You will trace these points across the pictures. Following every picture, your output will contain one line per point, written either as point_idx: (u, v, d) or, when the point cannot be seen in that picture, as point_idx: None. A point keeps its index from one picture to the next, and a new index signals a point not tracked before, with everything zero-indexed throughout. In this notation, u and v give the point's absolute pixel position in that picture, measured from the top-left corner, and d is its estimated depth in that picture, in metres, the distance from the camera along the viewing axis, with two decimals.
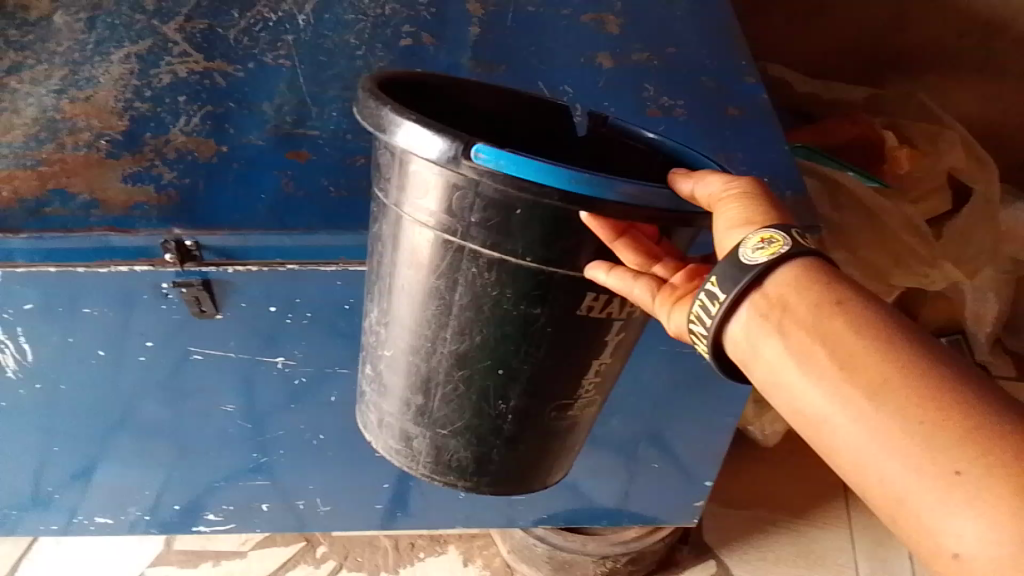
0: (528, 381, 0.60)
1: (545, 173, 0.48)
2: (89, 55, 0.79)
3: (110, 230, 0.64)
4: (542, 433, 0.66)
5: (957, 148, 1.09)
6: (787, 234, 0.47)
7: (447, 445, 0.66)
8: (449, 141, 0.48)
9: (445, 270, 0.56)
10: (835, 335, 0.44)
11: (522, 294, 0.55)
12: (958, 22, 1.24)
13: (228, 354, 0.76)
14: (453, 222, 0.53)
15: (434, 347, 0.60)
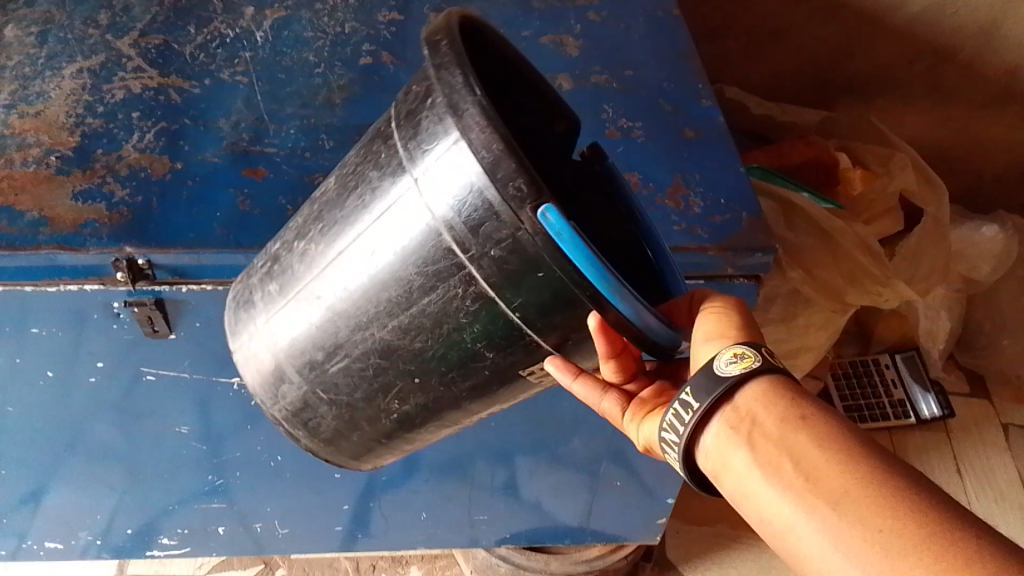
0: (433, 399, 0.57)
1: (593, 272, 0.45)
2: (40, 70, 0.78)
3: (59, 248, 0.63)
4: (402, 432, 0.61)
5: (908, 169, 1.12)
6: (757, 351, 0.52)
7: (316, 406, 0.61)
8: (524, 184, 0.44)
9: (429, 276, 0.50)
10: (801, 448, 0.47)
11: (487, 335, 0.51)
12: (908, 48, 1.27)
13: (182, 374, 0.74)
14: (469, 240, 0.47)
15: (367, 325, 0.54)
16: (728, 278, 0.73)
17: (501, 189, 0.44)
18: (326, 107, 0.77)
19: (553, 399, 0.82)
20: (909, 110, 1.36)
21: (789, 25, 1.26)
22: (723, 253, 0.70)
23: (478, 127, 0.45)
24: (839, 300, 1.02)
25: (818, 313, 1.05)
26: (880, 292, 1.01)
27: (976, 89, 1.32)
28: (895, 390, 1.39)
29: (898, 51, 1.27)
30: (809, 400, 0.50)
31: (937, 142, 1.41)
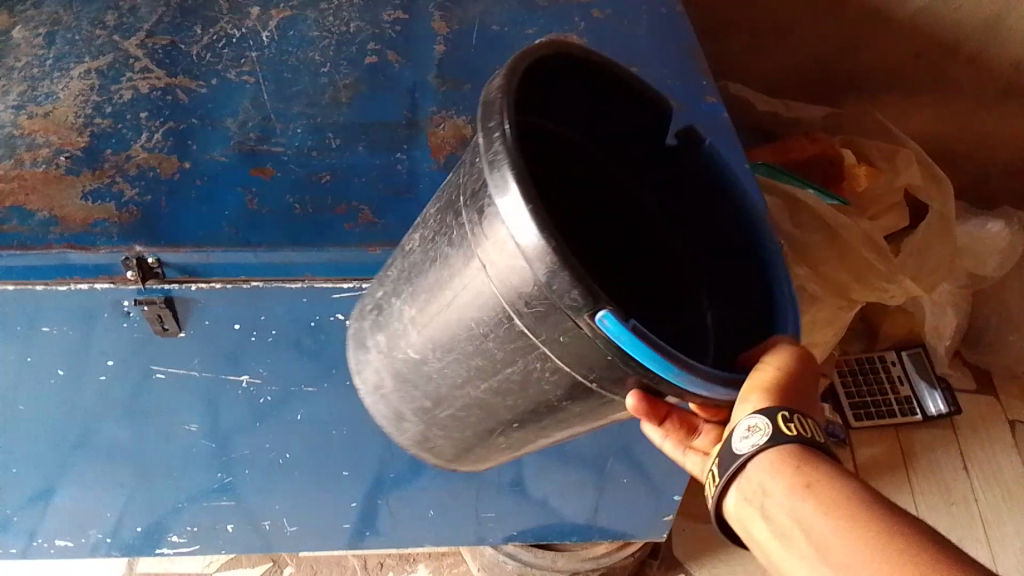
0: (530, 433, 0.60)
1: (656, 364, 0.47)
2: (48, 71, 0.78)
3: (70, 247, 0.63)
4: (498, 451, 0.64)
5: (913, 165, 1.13)
6: (772, 421, 0.51)
7: (436, 430, 0.63)
8: (582, 292, 0.46)
9: (511, 353, 0.53)
10: (808, 521, 0.49)
11: (569, 393, 0.54)
12: (911, 44, 1.27)
13: (192, 372, 0.75)
14: (539, 328, 0.50)
15: (466, 381, 0.57)
16: None
17: (561, 295, 0.46)
18: (333, 106, 0.78)
19: None
20: (913, 106, 1.36)
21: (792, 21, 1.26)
22: None
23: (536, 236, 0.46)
24: (844, 296, 1.03)
25: (825, 310, 1.05)
26: (885, 287, 1.01)
27: (981, 83, 1.32)
28: (902, 387, 1.38)
29: (901, 47, 1.27)
30: (819, 466, 0.51)
31: (942, 137, 1.41)
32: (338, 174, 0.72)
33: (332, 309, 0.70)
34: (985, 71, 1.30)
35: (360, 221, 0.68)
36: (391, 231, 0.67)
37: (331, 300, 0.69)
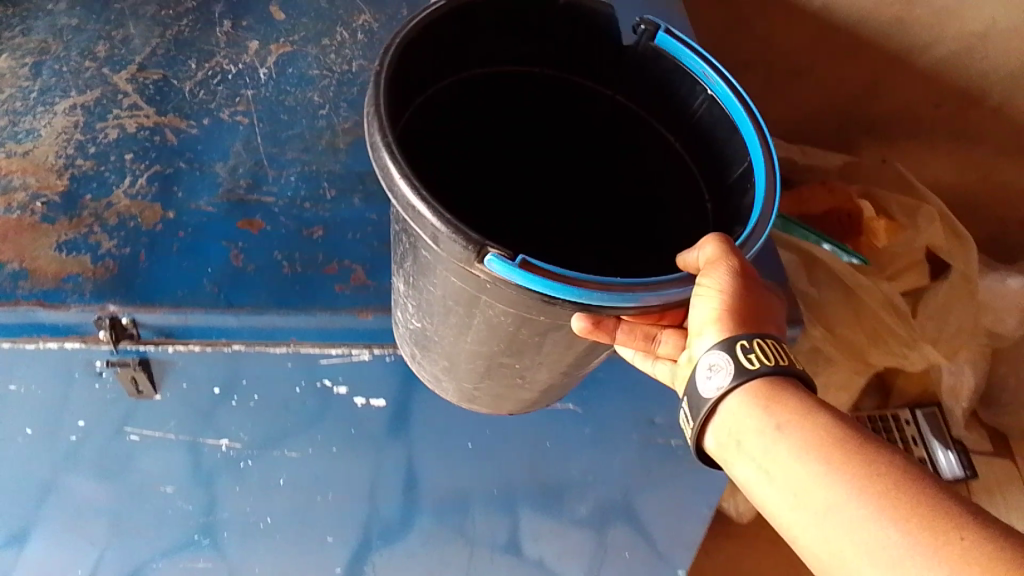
0: (542, 371, 0.56)
1: (557, 290, 0.42)
2: (31, 105, 0.74)
3: (38, 305, 0.59)
4: (540, 391, 0.60)
5: (936, 223, 1.07)
6: (729, 353, 0.46)
7: (470, 391, 0.60)
8: (461, 243, 0.42)
9: (465, 305, 0.49)
10: (782, 465, 0.44)
11: (537, 331, 0.50)
12: (935, 92, 1.20)
13: (168, 436, 0.70)
14: (466, 283, 0.47)
15: (457, 338, 0.54)
16: None
17: (449, 253, 0.43)
18: (330, 153, 0.73)
19: (563, 463, 0.77)
20: (935, 155, 1.30)
21: (814, 63, 1.19)
22: None
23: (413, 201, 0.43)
24: (861, 359, 0.97)
25: (841, 372, 1.01)
26: (905, 353, 0.97)
27: (1009, 137, 1.25)
28: (915, 448, 1.32)
29: (925, 96, 1.21)
30: (791, 400, 0.45)
31: (962, 188, 1.36)
32: (332, 228, 0.67)
33: (319, 374, 0.65)
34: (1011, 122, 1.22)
35: (352, 282, 0.63)
36: (384, 294, 0.63)
37: (318, 365, 0.65)
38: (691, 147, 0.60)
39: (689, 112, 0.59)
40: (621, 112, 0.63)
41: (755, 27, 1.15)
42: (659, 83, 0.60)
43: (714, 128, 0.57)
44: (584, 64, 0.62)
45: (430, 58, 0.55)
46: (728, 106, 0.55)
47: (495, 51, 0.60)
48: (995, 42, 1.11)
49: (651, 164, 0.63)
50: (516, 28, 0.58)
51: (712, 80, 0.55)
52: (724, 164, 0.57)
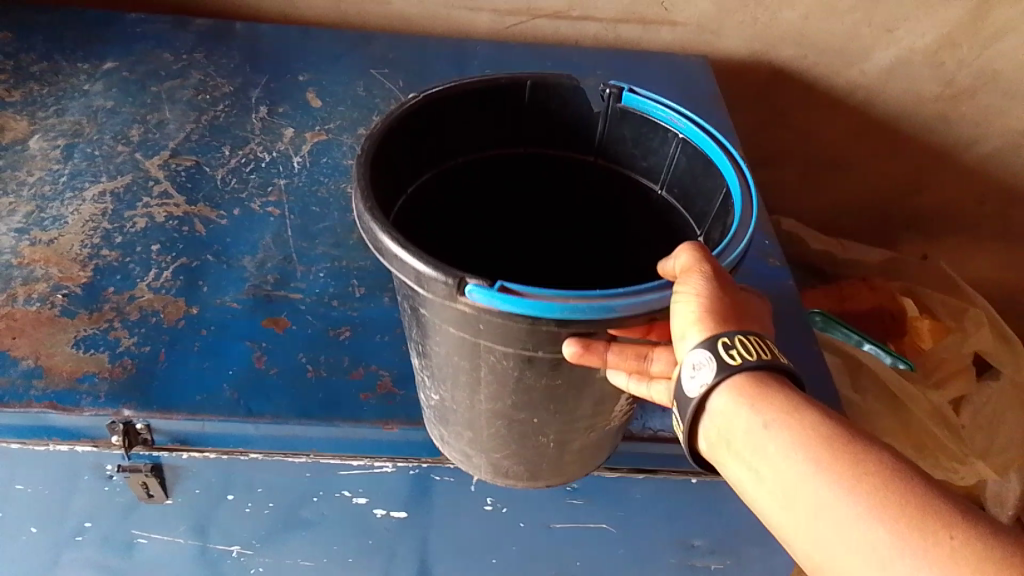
0: (563, 425, 0.51)
1: (536, 310, 0.40)
2: (60, 190, 0.73)
3: (50, 407, 0.56)
4: (575, 455, 0.55)
5: (983, 328, 1.04)
6: (712, 350, 0.41)
7: (500, 462, 0.55)
8: (445, 278, 0.41)
9: (469, 356, 0.47)
10: (769, 465, 0.39)
11: (542, 372, 0.46)
12: (979, 189, 1.18)
13: (177, 539, 0.67)
14: (463, 329, 0.44)
15: (471, 401, 0.50)
16: None
17: (437, 294, 0.42)
18: (361, 248, 0.71)
19: None
20: (978, 253, 1.27)
21: (855, 157, 1.16)
22: None
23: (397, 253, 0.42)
24: None
25: None
26: (957, 468, 0.91)
27: None
28: None
29: (969, 192, 1.19)
30: (778, 395, 0.40)
31: (1006, 285, 1.31)
32: (359, 329, 0.64)
33: (338, 485, 0.62)
34: None
35: (378, 390, 0.60)
36: (410, 405, 0.59)
37: (338, 476, 0.61)
38: (675, 194, 0.56)
39: (666, 161, 0.56)
40: (608, 176, 0.60)
41: (795, 120, 1.13)
42: (634, 148, 0.58)
43: (692, 172, 0.54)
44: (561, 137, 0.60)
45: (412, 142, 0.53)
46: (699, 144, 0.52)
47: (472, 136, 0.58)
48: None
49: (645, 221, 0.59)
50: (491, 110, 0.57)
51: (679, 123, 0.54)
52: (706, 204, 0.53)
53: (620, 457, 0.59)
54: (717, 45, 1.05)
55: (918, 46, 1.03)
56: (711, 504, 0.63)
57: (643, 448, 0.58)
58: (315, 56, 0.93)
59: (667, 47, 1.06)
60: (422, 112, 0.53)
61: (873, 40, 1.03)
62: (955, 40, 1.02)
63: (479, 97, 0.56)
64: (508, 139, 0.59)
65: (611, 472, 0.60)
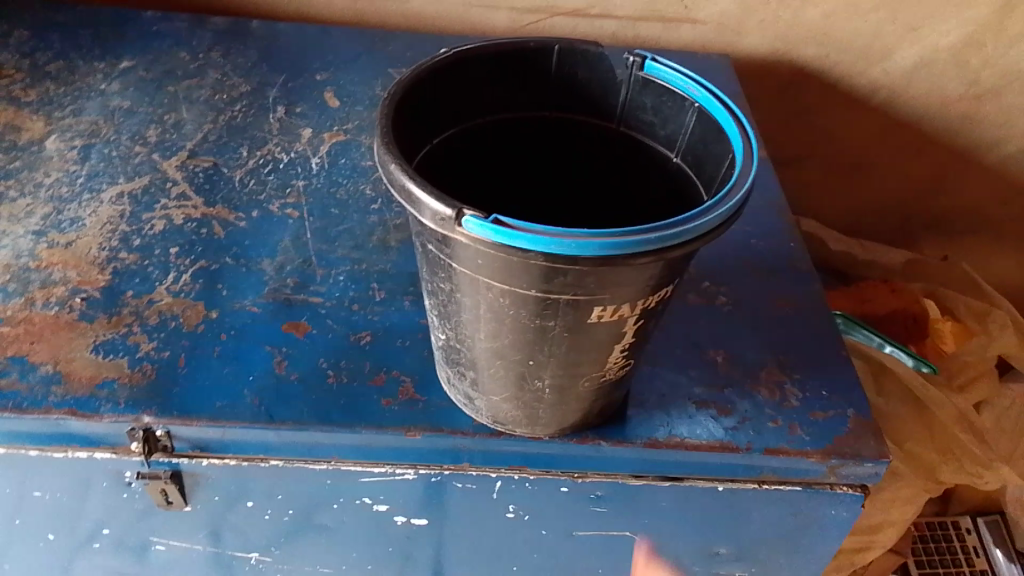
0: (561, 368, 0.51)
1: (526, 243, 0.41)
2: (77, 192, 0.72)
3: (70, 414, 0.55)
4: (579, 405, 0.55)
5: (1008, 330, 1.02)
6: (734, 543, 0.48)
7: (505, 411, 0.55)
8: (442, 205, 0.42)
9: (469, 289, 0.47)
10: None
11: (536, 312, 0.47)
12: (1003, 189, 1.17)
13: (195, 547, 0.66)
14: (460, 259, 0.45)
15: (471, 337, 0.51)
16: (829, 485, 0.60)
17: (434, 223, 0.43)
18: (381, 251, 0.70)
19: None
20: (1000, 254, 1.25)
21: (876, 156, 1.15)
22: (829, 461, 0.57)
23: (403, 184, 0.44)
24: (932, 477, 0.90)
25: (908, 488, 0.91)
26: (982, 474, 0.89)
27: None
28: (977, 559, 1.24)
29: (991, 192, 1.17)
30: None
31: None
32: (380, 334, 0.63)
33: (357, 492, 0.61)
34: None
35: (400, 396, 0.59)
36: (434, 411, 0.58)
37: (358, 483, 0.60)
38: (689, 162, 0.55)
39: (682, 130, 0.54)
40: (629, 143, 0.58)
41: (817, 118, 1.11)
42: (654, 117, 0.56)
43: (705, 140, 0.52)
44: (585, 100, 0.58)
45: (432, 104, 0.53)
46: (713, 113, 0.51)
47: (497, 101, 0.57)
48: None
49: (662, 189, 0.58)
50: (512, 72, 0.57)
51: (695, 92, 0.52)
52: (715, 173, 0.52)
53: (646, 464, 0.59)
54: (738, 44, 1.04)
55: (943, 44, 1.01)
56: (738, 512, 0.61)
57: (670, 455, 0.57)
58: (333, 55, 0.93)
59: (687, 47, 1.05)
60: (441, 74, 0.53)
61: (896, 39, 1.02)
62: (980, 39, 1.00)
63: (506, 63, 0.56)
64: (532, 102, 0.58)
65: (637, 480, 0.59)
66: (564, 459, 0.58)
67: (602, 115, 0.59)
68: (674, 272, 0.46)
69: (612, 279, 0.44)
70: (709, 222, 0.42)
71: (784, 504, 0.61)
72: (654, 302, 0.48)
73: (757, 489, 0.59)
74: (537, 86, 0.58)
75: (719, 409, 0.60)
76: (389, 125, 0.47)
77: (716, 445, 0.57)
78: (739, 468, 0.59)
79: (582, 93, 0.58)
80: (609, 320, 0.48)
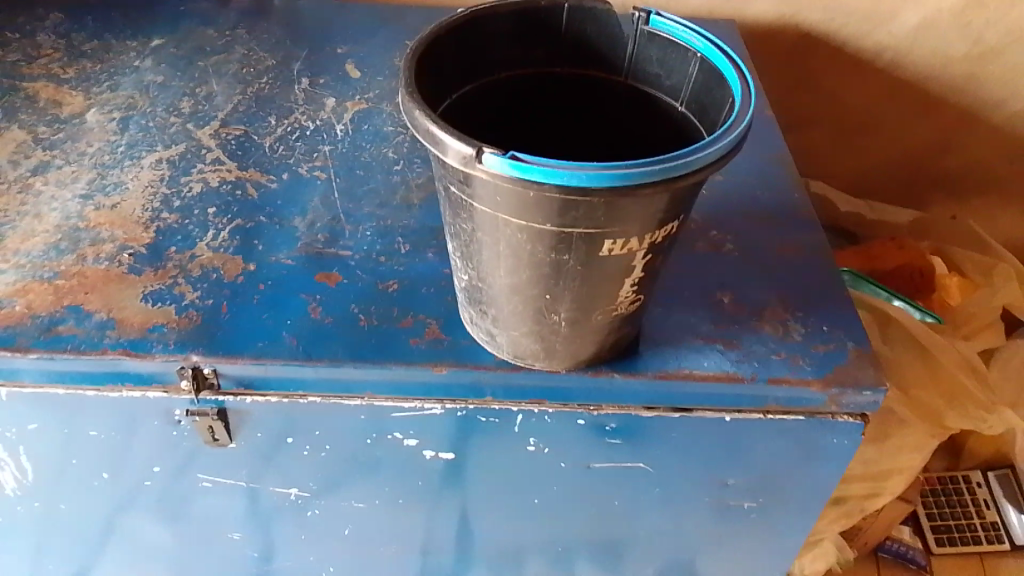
0: (575, 301, 0.55)
1: (540, 176, 0.45)
2: (119, 159, 0.77)
3: (125, 354, 0.60)
4: (593, 339, 0.59)
5: (1012, 283, 1.05)
6: None
7: (524, 345, 0.59)
8: (463, 144, 0.46)
9: (489, 227, 0.51)
10: None
11: (551, 247, 0.51)
12: (1009, 147, 1.19)
13: (238, 483, 0.71)
14: (480, 197, 0.49)
15: (492, 274, 0.55)
16: (831, 414, 0.63)
17: (456, 163, 0.47)
18: (404, 208, 0.75)
19: (627, 526, 0.75)
20: (1008, 213, 1.28)
21: (883, 118, 1.18)
22: (829, 389, 0.61)
23: (427, 128, 0.47)
24: (937, 422, 0.93)
25: (913, 434, 0.95)
26: (985, 417, 0.92)
27: None
28: (988, 512, 1.27)
29: (997, 151, 1.20)
30: None
31: None
32: (407, 283, 0.68)
33: (389, 428, 0.65)
34: None
35: (426, 336, 0.63)
36: (459, 349, 0.63)
37: (389, 418, 0.64)
38: (693, 110, 0.58)
39: (687, 79, 0.58)
40: (637, 95, 0.62)
41: (826, 81, 1.14)
42: (660, 69, 0.60)
43: (708, 87, 0.56)
44: (594, 56, 0.62)
45: (452, 60, 0.57)
46: (714, 61, 0.55)
47: (512, 57, 0.61)
48: None
49: (669, 137, 0.62)
50: (526, 31, 0.61)
51: (697, 42, 0.56)
52: (718, 118, 0.55)
53: (658, 395, 0.62)
54: (745, 10, 1.07)
55: (946, 5, 1.04)
56: (744, 442, 0.65)
57: (680, 387, 0.61)
58: (354, 29, 0.97)
59: (695, 14, 1.08)
60: (460, 32, 0.57)
61: (900, 1, 1.04)
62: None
63: (520, 21, 0.60)
64: (544, 59, 0.62)
65: (648, 412, 0.63)
66: (580, 392, 0.62)
67: (611, 69, 0.62)
68: (679, 207, 0.50)
69: (619, 212, 0.48)
70: (709, 155, 0.46)
71: (788, 433, 0.64)
72: (662, 237, 0.52)
73: (763, 419, 0.63)
74: (550, 42, 0.62)
75: (726, 343, 0.64)
76: (413, 76, 0.51)
77: (722, 375, 0.61)
78: (744, 399, 0.62)
79: (593, 48, 0.62)
80: (617, 254, 0.51)
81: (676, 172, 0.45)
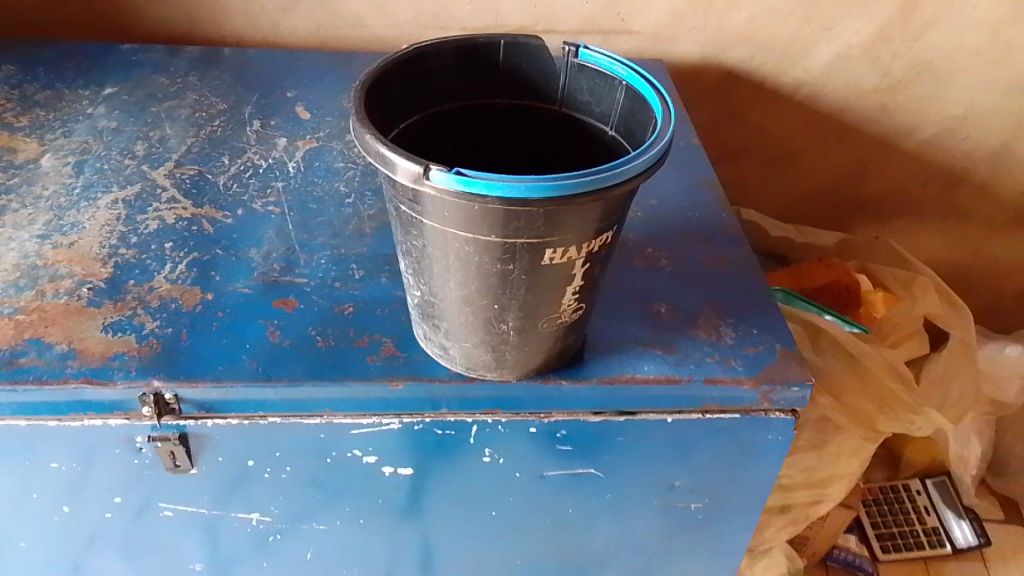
0: (521, 310, 0.59)
1: (483, 189, 0.48)
2: (75, 201, 0.79)
3: (87, 382, 0.62)
4: (540, 347, 0.63)
5: (931, 294, 1.12)
6: None
7: (475, 355, 0.63)
8: (413, 163, 0.49)
9: (438, 241, 0.55)
10: None
11: (497, 257, 0.55)
12: (923, 171, 1.27)
13: (199, 510, 0.72)
14: (429, 212, 0.53)
15: (442, 286, 0.59)
16: (764, 411, 0.68)
17: (406, 181, 0.50)
18: (356, 237, 0.78)
19: (583, 534, 0.78)
20: (926, 233, 1.36)
21: (806, 148, 1.25)
22: (760, 387, 0.65)
23: (377, 150, 0.51)
24: (869, 427, 0.98)
25: (850, 440, 1.00)
26: (913, 419, 0.98)
27: (994, 213, 1.32)
28: (928, 517, 1.32)
29: (912, 176, 1.28)
30: None
31: (954, 261, 1.40)
32: (362, 306, 0.71)
33: (347, 446, 0.67)
34: (996, 197, 1.30)
35: (382, 354, 0.66)
36: (413, 364, 0.66)
37: (348, 436, 0.67)
38: (622, 134, 0.63)
39: (614, 106, 0.63)
40: (571, 122, 0.67)
41: (750, 114, 1.21)
42: (590, 97, 0.65)
43: (634, 112, 0.61)
44: (530, 88, 0.67)
45: (398, 91, 0.62)
46: (637, 88, 0.60)
47: (453, 89, 0.66)
48: (976, 123, 1.21)
49: (602, 159, 0.66)
50: (466, 65, 0.66)
51: (621, 71, 0.61)
52: (643, 138, 0.60)
53: (604, 400, 0.66)
54: (671, 51, 1.14)
55: (855, 41, 1.12)
56: (686, 442, 0.69)
57: (623, 390, 0.65)
58: (302, 75, 1.01)
59: (625, 55, 1.15)
60: (405, 66, 0.61)
61: (813, 39, 1.12)
62: (888, 35, 1.12)
63: (459, 55, 0.65)
64: (484, 90, 0.67)
65: (596, 417, 0.67)
66: (530, 401, 0.66)
67: (546, 97, 0.67)
68: (613, 216, 0.55)
69: (558, 221, 0.52)
70: (636, 167, 0.50)
71: (726, 432, 0.69)
72: (598, 246, 0.56)
73: (701, 418, 0.67)
74: (487, 75, 0.67)
75: (664, 349, 0.68)
76: (363, 106, 0.55)
77: (661, 378, 0.66)
78: (684, 400, 0.66)
79: (527, 80, 0.67)
80: (558, 262, 0.55)
81: (609, 182, 0.50)
